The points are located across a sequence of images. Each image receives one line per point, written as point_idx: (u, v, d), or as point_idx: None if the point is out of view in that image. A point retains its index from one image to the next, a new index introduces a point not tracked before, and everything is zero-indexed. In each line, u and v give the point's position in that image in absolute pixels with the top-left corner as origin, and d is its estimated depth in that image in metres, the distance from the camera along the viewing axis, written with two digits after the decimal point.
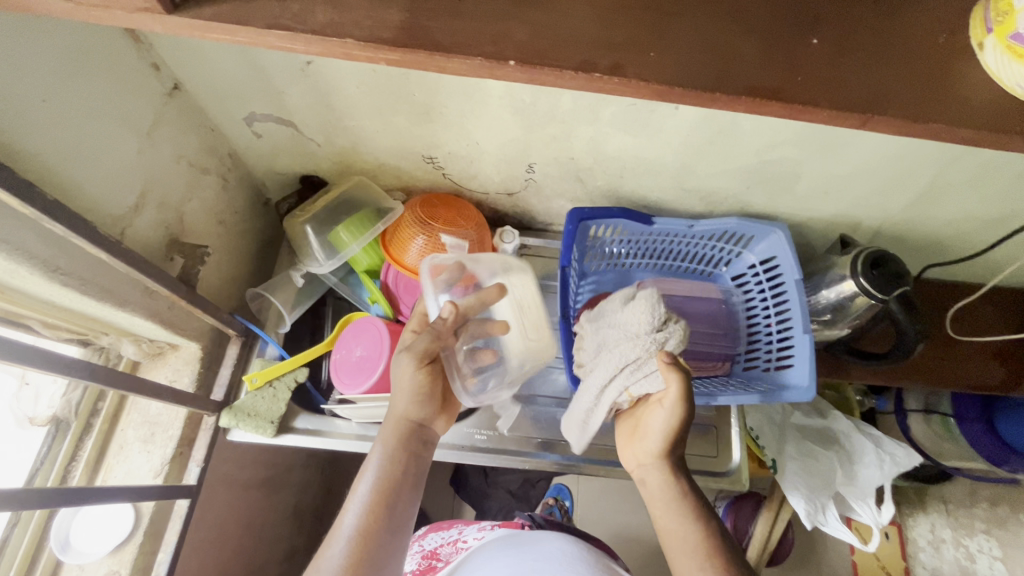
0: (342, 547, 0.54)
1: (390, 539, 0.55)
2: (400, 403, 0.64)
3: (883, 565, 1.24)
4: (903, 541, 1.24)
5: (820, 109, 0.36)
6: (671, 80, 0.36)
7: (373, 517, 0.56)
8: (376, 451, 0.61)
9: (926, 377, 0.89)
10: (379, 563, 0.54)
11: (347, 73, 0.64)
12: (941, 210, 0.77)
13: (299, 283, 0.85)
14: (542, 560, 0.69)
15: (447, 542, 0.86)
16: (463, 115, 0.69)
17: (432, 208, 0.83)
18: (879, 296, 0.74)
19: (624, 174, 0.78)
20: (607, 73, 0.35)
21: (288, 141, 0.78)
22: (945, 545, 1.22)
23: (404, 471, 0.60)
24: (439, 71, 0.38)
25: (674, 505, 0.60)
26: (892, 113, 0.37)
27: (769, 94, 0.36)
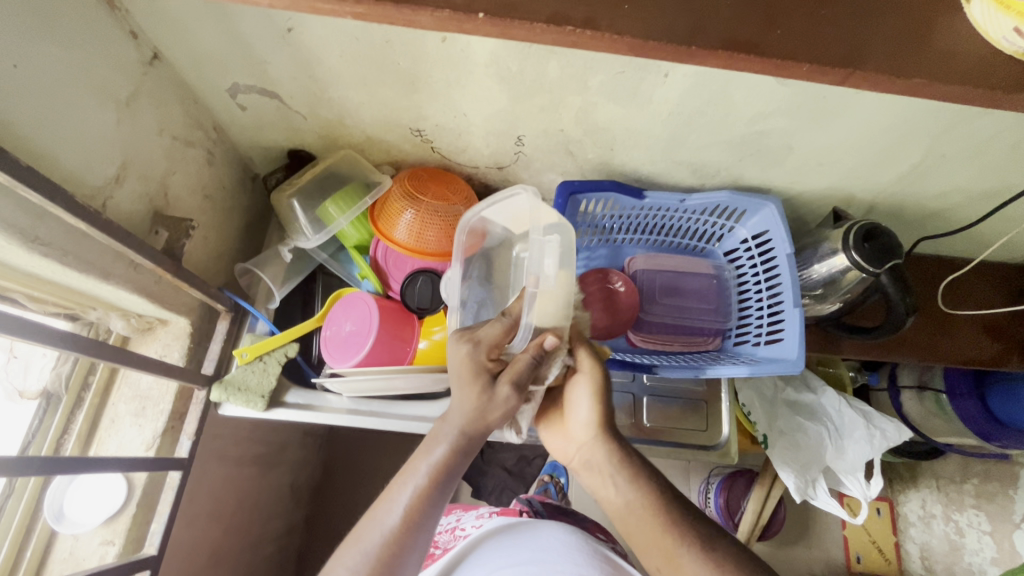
0: (388, 528, 0.54)
1: (429, 531, 0.56)
2: (484, 412, 0.59)
3: (875, 541, 1.29)
4: (893, 517, 1.30)
5: (799, 63, 0.36)
6: (646, 33, 0.35)
7: (427, 504, 0.56)
8: (443, 442, 0.59)
9: (917, 351, 0.89)
10: (420, 544, 0.55)
11: (329, 43, 0.62)
12: (937, 182, 0.76)
13: (287, 258, 0.85)
14: (546, 552, 0.69)
15: (446, 529, 0.86)
16: (450, 85, 0.68)
17: (421, 181, 0.81)
18: (870, 270, 0.73)
19: (614, 146, 0.78)
20: (580, 27, 0.35)
21: (273, 113, 0.77)
22: (935, 520, 1.28)
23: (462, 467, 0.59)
24: (408, 26, 0.37)
25: (625, 481, 0.59)
26: (875, 70, 0.36)
27: (748, 48, 0.36)
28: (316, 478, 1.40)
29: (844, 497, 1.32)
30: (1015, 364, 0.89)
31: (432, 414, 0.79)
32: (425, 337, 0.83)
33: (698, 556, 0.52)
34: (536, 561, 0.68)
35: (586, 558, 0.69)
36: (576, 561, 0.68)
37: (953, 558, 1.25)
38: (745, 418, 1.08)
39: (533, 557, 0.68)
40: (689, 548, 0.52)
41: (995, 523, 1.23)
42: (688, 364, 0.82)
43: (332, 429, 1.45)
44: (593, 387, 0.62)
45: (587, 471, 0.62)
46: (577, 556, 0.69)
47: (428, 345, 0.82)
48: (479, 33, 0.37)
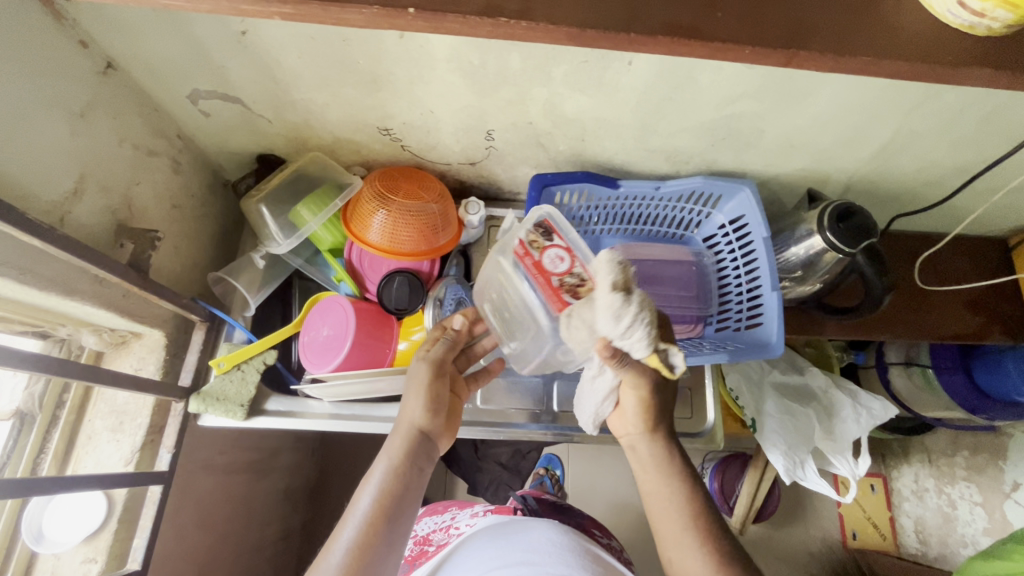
0: (338, 561, 0.53)
1: (388, 552, 0.55)
2: (412, 412, 0.64)
3: (869, 516, 1.43)
4: (887, 493, 1.42)
5: (741, 45, 0.35)
6: (582, 22, 0.35)
7: (372, 534, 0.55)
8: (382, 459, 0.61)
9: (900, 329, 0.91)
10: None
11: (286, 44, 0.61)
12: (909, 159, 0.76)
13: (260, 264, 0.84)
14: (534, 553, 0.69)
15: (441, 528, 0.88)
16: (413, 82, 0.67)
17: (392, 181, 0.80)
18: (846, 250, 0.73)
19: (585, 137, 0.77)
20: (514, 17, 0.34)
21: (237, 118, 0.75)
22: (928, 494, 1.33)
23: (408, 487, 0.59)
24: (338, 23, 0.36)
25: (668, 472, 0.60)
26: (817, 48, 0.36)
27: (688, 32, 0.36)
28: (311, 482, 1.40)
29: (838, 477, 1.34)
30: (996, 337, 0.91)
31: None
32: (404, 339, 0.82)
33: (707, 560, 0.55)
34: (527, 564, 0.67)
35: (575, 560, 0.69)
36: (566, 563, 0.68)
37: (946, 530, 1.28)
38: (734, 403, 1.09)
39: (526, 560, 0.68)
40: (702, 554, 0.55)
41: (986, 493, 1.22)
42: None
43: (325, 433, 1.45)
44: (646, 392, 0.61)
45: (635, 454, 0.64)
46: (567, 561, 0.68)
47: (408, 346, 0.81)
48: (412, 28, 0.36)
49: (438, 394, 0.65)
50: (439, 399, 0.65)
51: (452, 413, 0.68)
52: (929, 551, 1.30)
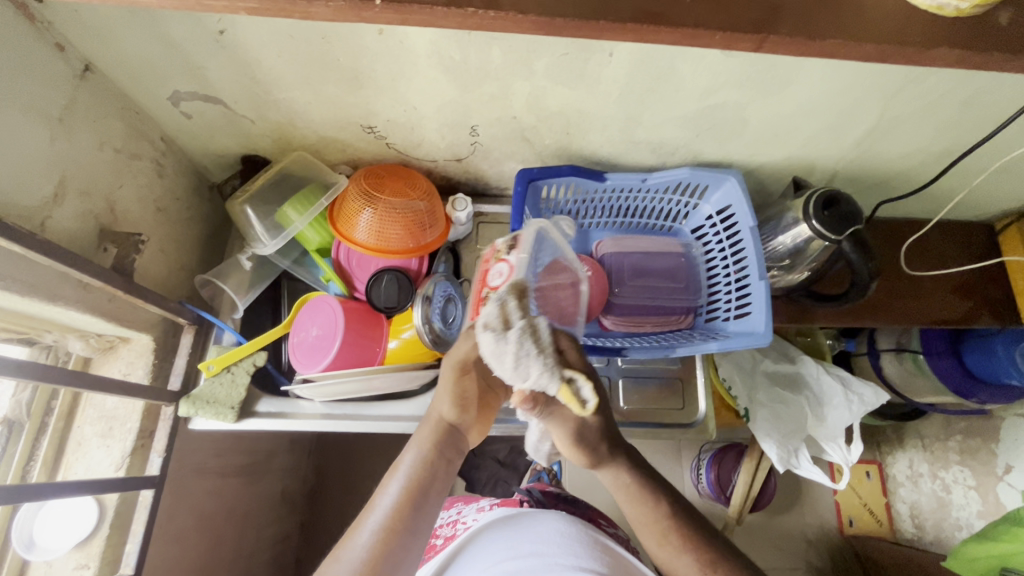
0: (365, 543, 0.55)
1: (411, 541, 0.56)
2: (441, 406, 0.65)
3: (866, 502, 1.48)
4: (882, 479, 1.48)
5: (710, 31, 0.36)
6: (550, 11, 0.35)
7: (400, 519, 0.57)
8: (411, 448, 0.63)
9: (889, 315, 0.91)
10: (396, 562, 0.55)
11: (265, 43, 0.61)
12: (893, 145, 0.76)
13: (247, 265, 0.83)
14: (543, 545, 0.69)
15: (448, 522, 0.88)
16: (395, 79, 0.67)
17: (377, 179, 0.80)
18: (832, 238, 0.74)
19: (570, 130, 0.77)
20: (483, 8, 0.35)
21: (220, 119, 0.75)
22: (923, 478, 1.36)
23: (434, 479, 0.61)
24: (306, 17, 0.36)
25: (642, 490, 0.62)
26: (787, 33, 0.36)
27: (658, 18, 0.36)
28: (308, 484, 1.40)
29: (833, 464, 1.36)
30: (985, 321, 0.92)
31: (406, 414, 0.79)
32: (394, 337, 0.82)
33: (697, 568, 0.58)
34: (536, 557, 0.67)
35: (584, 549, 0.69)
36: (575, 553, 0.68)
37: (942, 514, 1.30)
38: (726, 393, 1.10)
39: (535, 554, 0.68)
40: (694, 561, 0.58)
41: (979, 478, 1.22)
42: (659, 344, 0.83)
43: (322, 434, 1.45)
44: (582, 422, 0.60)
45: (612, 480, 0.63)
46: (575, 550, 0.69)
47: (399, 345, 0.81)
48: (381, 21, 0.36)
49: (464, 393, 0.64)
50: (466, 396, 0.65)
51: (485, 408, 0.68)
52: (924, 534, 1.34)
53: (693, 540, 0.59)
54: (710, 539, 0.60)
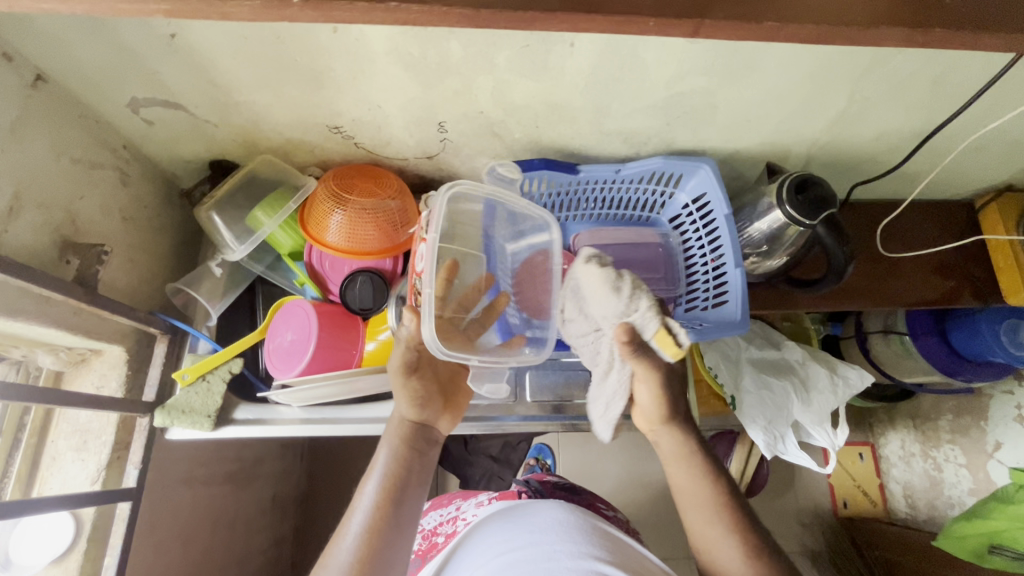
0: (351, 545, 0.57)
1: (396, 535, 0.59)
2: (403, 407, 0.67)
3: (859, 484, 1.49)
4: (875, 460, 1.48)
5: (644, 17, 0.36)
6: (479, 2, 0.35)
7: (381, 518, 0.59)
8: (382, 449, 0.64)
9: (870, 298, 0.91)
10: (383, 559, 0.57)
11: (218, 45, 0.60)
12: (865, 126, 0.75)
13: (217, 272, 0.82)
14: (542, 533, 0.69)
15: (448, 519, 0.89)
16: (355, 78, 0.66)
17: (346, 179, 0.78)
18: (805, 222, 0.73)
19: (539, 123, 0.76)
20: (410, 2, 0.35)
21: (182, 124, 0.74)
22: (915, 458, 1.38)
23: (411, 475, 0.63)
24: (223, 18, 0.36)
25: (695, 471, 0.67)
26: (723, 14, 0.37)
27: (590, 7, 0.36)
28: (301, 489, 1.40)
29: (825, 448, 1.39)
30: (966, 300, 0.92)
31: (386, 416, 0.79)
32: (372, 338, 0.81)
33: (741, 553, 0.62)
34: (535, 547, 0.67)
35: (583, 537, 0.69)
36: (575, 541, 0.68)
37: (934, 493, 1.32)
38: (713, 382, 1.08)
39: (534, 542, 0.68)
40: (736, 545, 0.63)
41: (970, 455, 1.24)
42: None
43: (313, 438, 1.45)
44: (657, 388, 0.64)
45: (665, 456, 0.69)
46: (575, 538, 0.69)
47: (376, 346, 0.81)
48: (303, 19, 0.36)
49: (422, 393, 0.66)
50: (423, 396, 0.67)
51: (449, 398, 0.70)
52: (918, 514, 1.36)
53: (737, 523, 0.64)
54: (748, 525, 0.64)
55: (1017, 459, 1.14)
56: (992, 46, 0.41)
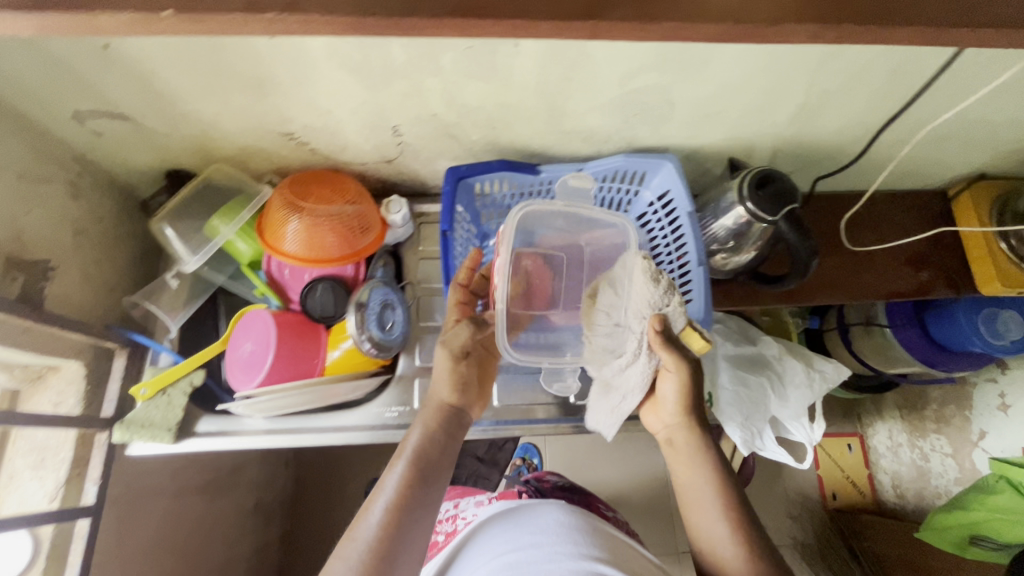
0: (379, 515, 0.56)
1: (422, 512, 0.58)
2: (441, 389, 0.67)
3: (850, 478, 1.47)
4: (864, 451, 1.47)
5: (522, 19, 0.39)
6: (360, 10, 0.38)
7: (412, 490, 0.58)
8: (416, 428, 0.65)
9: (841, 292, 0.90)
10: (409, 533, 0.56)
11: (155, 54, 0.58)
12: (827, 119, 0.74)
13: (173, 284, 0.81)
14: (542, 535, 0.69)
15: (448, 518, 0.93)
16: (301, 84, 0.64)
17: (301, 187, 0.77)
18: (767, 219, 0.72)
19: (495, 124, 0.74)
20: (283, 11, 0.37)
21: (132, 134, 0.72)
22: (902, 448, 1.38)
23: (440, 455, 0.63)
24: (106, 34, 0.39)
25: (706, 469, 0.67)
26: (619, 15, 0.39)
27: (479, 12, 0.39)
28: (286, 496, 1.40)
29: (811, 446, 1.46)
30: (940, 291, 0.91)
31: (352, 424, 0.80)
32: (335, 347, 0.80)
33: (743, 555, 0.61)
34: (535, 548, 0.67)
35: (583, 538, 0.69)
36: (574, 542, 0.68)
37: (922, 483, 1.31)
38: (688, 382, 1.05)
39: (533, 543, 0.67)
40: (737, 548, 0.62)
41: (956, 444, 1.23)
42: None
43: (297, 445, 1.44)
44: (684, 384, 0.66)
45: (670, 449, 0.70)
46: (575, 539, 0.68)
47: (339, 355, 0.80)
48: (178, 31, 0.39)
49: (465, 376, 0.68)
50: (466, 378, 0.68)
51: (482, 386, 0.72)
52: (906, 503, 1.35)
53: (743, 524, 0.63)
54: (750, 527, 0.63)
55: (1000, 448, 1.13)
56: (905, 39, 0.41)
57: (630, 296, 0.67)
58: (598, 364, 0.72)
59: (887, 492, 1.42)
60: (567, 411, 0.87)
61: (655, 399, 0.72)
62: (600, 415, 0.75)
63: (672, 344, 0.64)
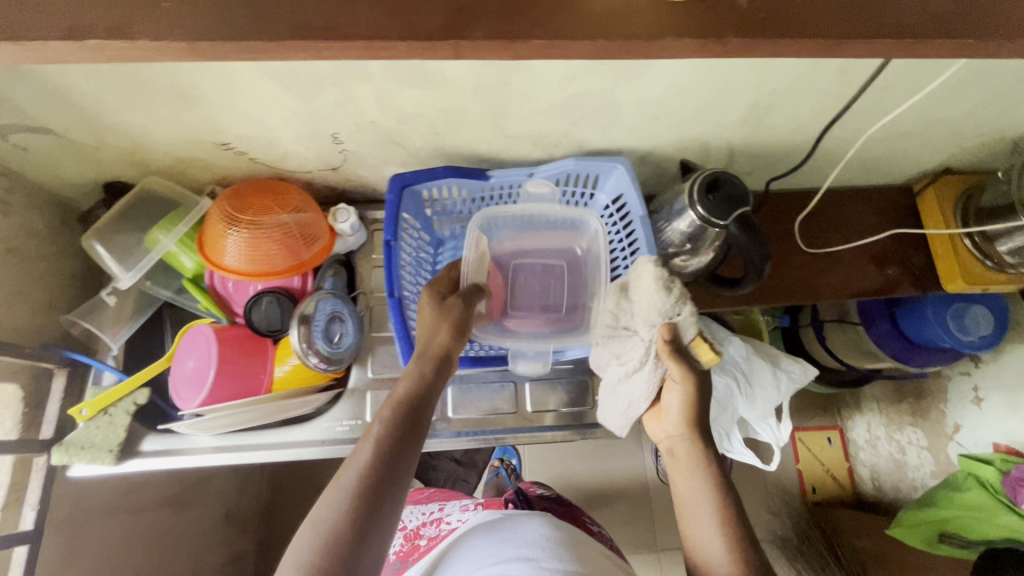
0: (368, 451, 0.56)
1: (408, 450, 0.58)
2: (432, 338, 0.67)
3: (828, 469, 1.45)
4: (843, 444, 1.45)
5: (356, 41, 0.39)
6: (186, 35, 0.38)
7: (400, 430, 0.58)
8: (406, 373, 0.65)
9: (804, 292, 0.88)
10: (396, 468, 0.56)
11: (63, 67, 0.56)
12: (780, 118, 0.72)
13: (110, 301, 0.79)
14: (525, 547, 0.68)
15: (431, 521, 0.91)
16: (225, 94, 0.62)
17: (240, 199, 0.75)
18: (717, 223, 0.70)
19: (439, 129, 0.72)
20: (103, 35, 0.38)
21: (60, 148, 0.70)
22: (880, 441, 1.35)
23: (427, 398, 0.63)
24: None
25: (702, 475, 0.63)
26: (479, 35, 0.40)
27: (318, 32, 0.39)
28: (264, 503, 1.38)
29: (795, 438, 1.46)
30: (904, 289, 0.89)
31: (305, 439, 0.78)
32: (282, 363, 0.79)
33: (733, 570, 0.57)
34: (518, 560, 0.66)
35: (565, 552, 0.68)
36: (556, 555, 0.67)
37: (898, 475, 1.30)
38: None
39: (517, 556, 0.66)
40: (729, 563, 0.57)
41: (931, 438, 1.21)
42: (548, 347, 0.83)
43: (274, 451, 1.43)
44: (688, 392, 0.65)
45: (670, 458, 0.67)
46: (557, 554, 0.67)
47: (287, 371, 0.79)
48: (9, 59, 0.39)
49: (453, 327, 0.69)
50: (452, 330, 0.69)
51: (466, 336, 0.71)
52: (883, 495, 1.34)
53: (736, 539, 0.58)
54: (747, 543, 0.58)
55: (974, 442, 1.11)
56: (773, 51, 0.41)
57: (637, 298, 0.67)
58: (607, 368, 0.72)
59: (865, 484, 1.40)
60: (525, 420, 0.85)
61: (658, 407, 0.70)
62: (610, 417, 0.76)
63: (681, 353, 0.65)
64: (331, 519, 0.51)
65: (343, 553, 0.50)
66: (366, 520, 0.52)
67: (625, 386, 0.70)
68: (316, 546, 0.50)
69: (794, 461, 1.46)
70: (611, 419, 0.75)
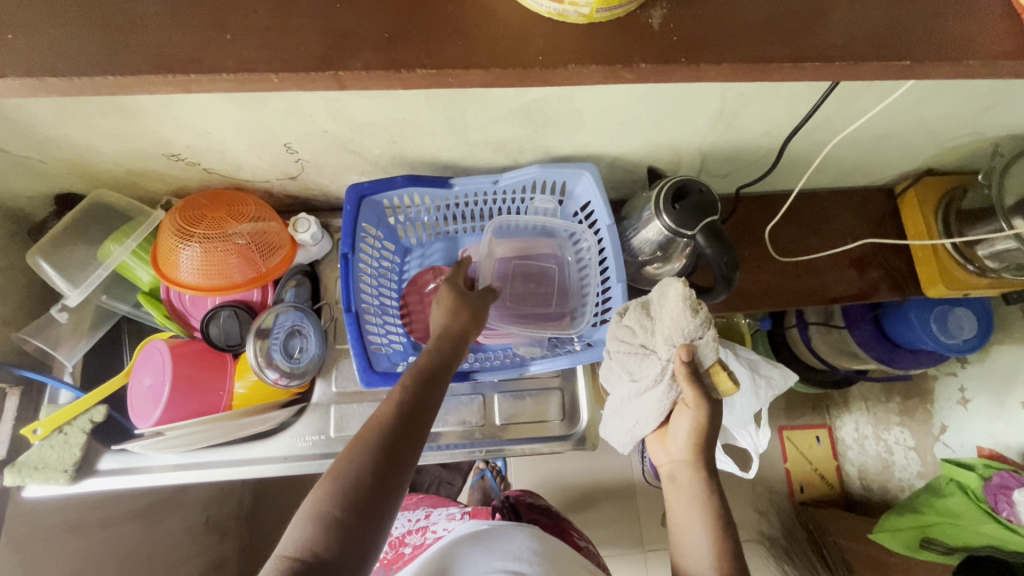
0: (386, 408, 0.55)
1: (423, 410, 0.57)
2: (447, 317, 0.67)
3: (816, 468, 1.36)
4: (832, 443, 1.36)
5: (224, 77, 0.39)
6: (46, 68, 0.38)
7: (417, 392, 0.57)
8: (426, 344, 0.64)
9: (781, 299, 0.86)
10: (412, 425, 0.55)
11: None
12: (751, 122, 0.69)
13: (61, 319, 0.75)
14: (514, 562, 0.66)
15: (416, 530, 0.87)
16: (165, 107, 0.59)
17: (194, 212, 0.72)
18: (684, 233, 0.68)
19: (395, 137, 0.69)
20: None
21: (3, 162, 0.67)
22: (868, 440, 1.30)
23: (444, 366, 0.62)
24: None
25: (700, 501, 0.60)
26: (364, 63, 0.40)
27: (186, 62, 0.39)
28: None
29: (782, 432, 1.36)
30: (884, 295, 0.87)
31: (268, 455, 0.77)
32: (242, 379, 0.77)
33: None
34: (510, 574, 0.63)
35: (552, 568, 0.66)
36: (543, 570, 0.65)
37: (886, 475, 1.26)
38: None
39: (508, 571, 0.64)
40: None
41: (918, 438, 1.19)
42: (515, 361, 0.81)
43: None
44: (700, 417, 0.59)
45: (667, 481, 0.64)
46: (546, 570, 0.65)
47: (247, 388, 0.77)
48: None
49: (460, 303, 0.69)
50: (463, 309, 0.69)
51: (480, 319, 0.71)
52: (872, 495, 1.28)
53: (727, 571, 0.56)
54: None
55: (959, 444, 1.09)
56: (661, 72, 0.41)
57: (660, 315, 0.60)
58: (616, 384, 0.67)
59: (854, 485, 1.32)
60: (493, 432, 0.83)
61: (665, 430, 0.66)
62: (614, 433, 0.72)
63: (698, 378, 0.58)
64: (352, 472, 0.50)
65: (361, 504, 0.48)
66: (386, 474, 0.51)
67: (635, 404, 0.65)
68: (335, 497, 0.48)
69: (782, 460, 1.36)
70: (617, 432, 0.71)
